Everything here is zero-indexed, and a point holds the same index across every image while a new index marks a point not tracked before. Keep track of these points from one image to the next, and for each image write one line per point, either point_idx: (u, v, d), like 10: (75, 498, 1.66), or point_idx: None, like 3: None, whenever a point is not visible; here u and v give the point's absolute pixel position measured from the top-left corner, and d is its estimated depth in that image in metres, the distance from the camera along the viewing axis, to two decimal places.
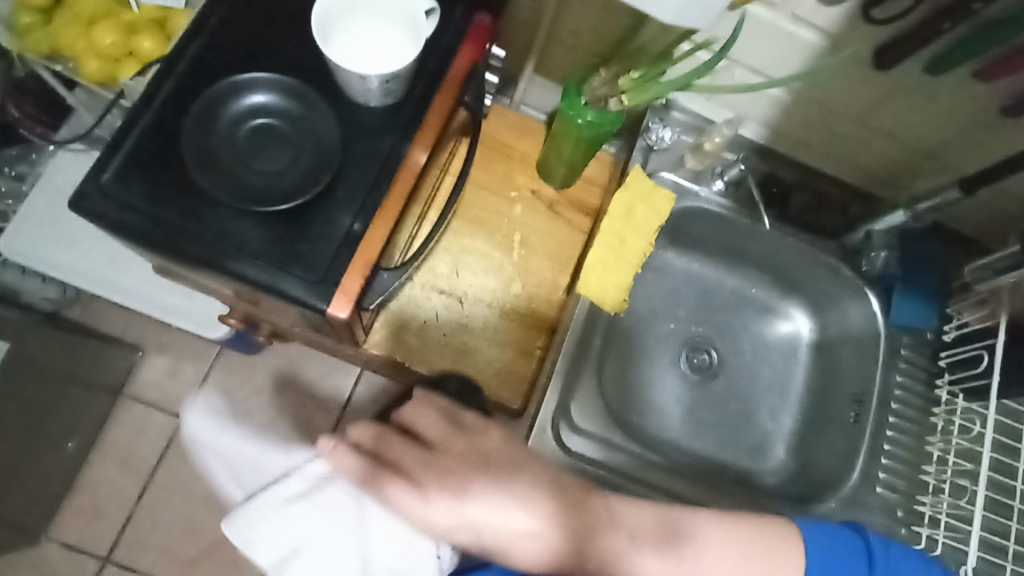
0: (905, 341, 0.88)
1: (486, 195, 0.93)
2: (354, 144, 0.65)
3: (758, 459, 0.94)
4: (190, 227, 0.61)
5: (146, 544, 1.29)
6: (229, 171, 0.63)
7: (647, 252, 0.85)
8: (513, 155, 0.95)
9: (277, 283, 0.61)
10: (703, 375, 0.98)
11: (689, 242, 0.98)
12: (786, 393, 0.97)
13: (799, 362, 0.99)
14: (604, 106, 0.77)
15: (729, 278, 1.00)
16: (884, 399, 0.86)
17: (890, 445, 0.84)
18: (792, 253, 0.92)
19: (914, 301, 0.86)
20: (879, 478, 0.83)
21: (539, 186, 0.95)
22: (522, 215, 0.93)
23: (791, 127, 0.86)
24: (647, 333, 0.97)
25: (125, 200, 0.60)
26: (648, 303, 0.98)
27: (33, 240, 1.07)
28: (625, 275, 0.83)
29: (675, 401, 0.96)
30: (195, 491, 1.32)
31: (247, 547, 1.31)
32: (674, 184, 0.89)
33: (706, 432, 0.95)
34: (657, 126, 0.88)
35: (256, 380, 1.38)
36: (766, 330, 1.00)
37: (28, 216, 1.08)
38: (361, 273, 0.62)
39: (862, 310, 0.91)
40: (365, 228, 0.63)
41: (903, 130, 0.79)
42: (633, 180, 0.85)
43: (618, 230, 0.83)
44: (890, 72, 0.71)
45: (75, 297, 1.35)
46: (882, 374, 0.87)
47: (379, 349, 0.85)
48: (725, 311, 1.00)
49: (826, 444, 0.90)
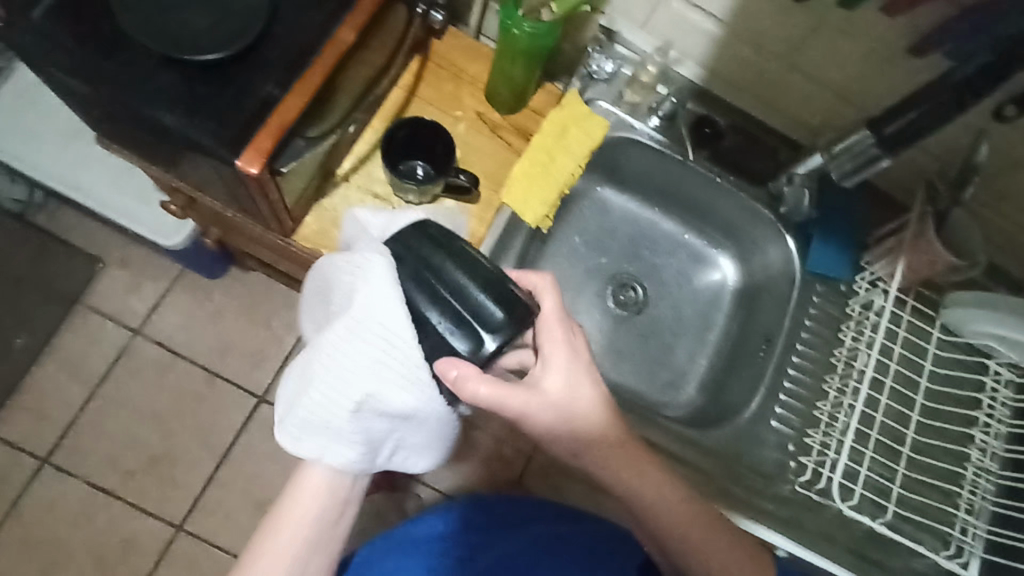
0: (819, 288, 0.91)
1: (431, 109, 0.95)
2: (281, 14, 0.67)
3: (670, 393, 0.97)
4: (113, 71, 0.63)
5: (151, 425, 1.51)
6: (156, 16, 0.63)
7: (577, 173, 0.88)
8: (462, 77, 0.97)
9: (192, 131, 0.63)
10: (629, 311, 1.00)
11: (627, 181, 1.00)
12: (706, 334, 1.00)
13: (721, 307, 1.01)
14: (538, 16, 0.83)
15: (661, 220, 1.03)
16: (791, 340, 0.90)
17: (791, 383, 0.88)
18: (717, 195, 0.95)
19: (829, 248, 0.90)
20: (776, 412, 0.87)
21: (484, 110, 0.97)
22: (464, 133, 0.95)
23: (725, 67, 0.87)
24: (575, 266, 1.00)
25: (53, 38, 0.62)
26: (580, 235, 1.01)
27: (23, 140, 1.23)
28: (550, 192, 0.85)
29: (596, 330, 0.99)
30: (185, 388, 1.54)
31: (250, 426, 1.54)
32: (613, 115, 0.92)
33: (626, 364, 0.98)
34: (598, 55, 0.90)
35: (231, 305, 1.60)
36: (693, 274, 1.03)
37: (15, 117, 1.24)
38: (275, 132, 0.64)
39: (781, 252, 0.94)
40: (283, 93, 0.65)
41: (822, 71, 0.79)
42: (569, 102, 0.88)
43: (549, 147, 0.86)
44: (807, 6, 0.72)
45: (44, 203, 1.54)
46: (793, 316, 0.90)
47: (308, 242, 0.88)
48: (658, 251, 1.03)
49: (736, 381, 0.93)
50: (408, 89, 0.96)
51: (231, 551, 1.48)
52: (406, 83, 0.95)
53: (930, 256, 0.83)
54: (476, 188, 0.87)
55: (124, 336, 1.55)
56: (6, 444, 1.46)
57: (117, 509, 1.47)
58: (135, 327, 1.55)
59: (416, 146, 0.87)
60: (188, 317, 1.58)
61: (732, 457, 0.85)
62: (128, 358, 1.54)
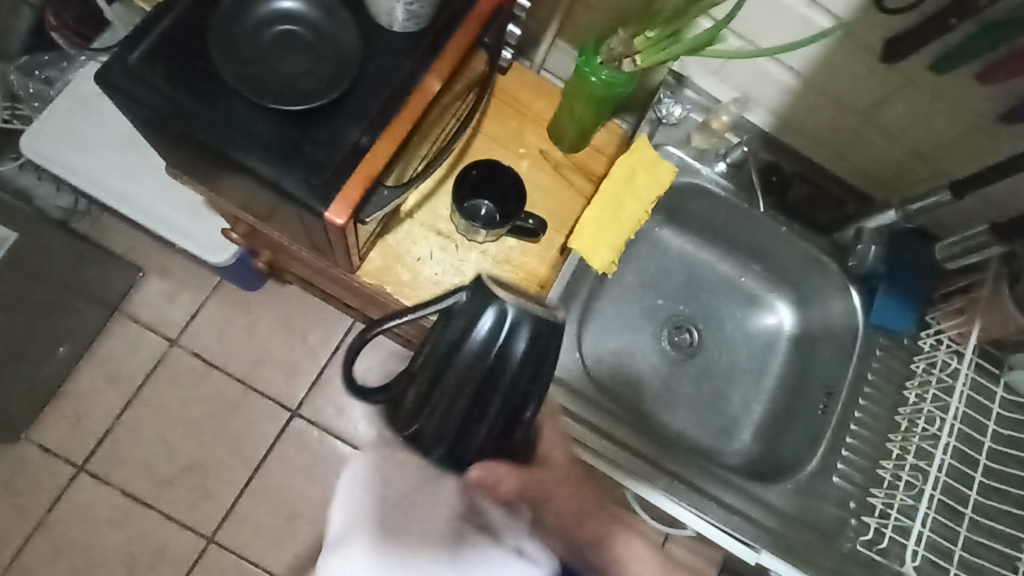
0: (882, 341, 0.90)
1: (495, 146, 0.95)
2: (372, 61, 0.67)
3: (725, 440, 0.96)
4: (207, 116, 0.63)
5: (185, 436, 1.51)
6: (250, 64, 0.64)
7: (642, 220, 0.88)
8: (525, 114, 0.97)
9: (283, 180, 0.63)
10: (683, 354, 1.00)
11: (687, 223, 1.00)
12: (761, 380, 0.99)
13: (777, 353, 1.00)
14: (619, 66, 0.79)
15: (719, 262, 1.02)
16: (853, 393, 0.89)
17: (853, 438, 0.87)
18: (781, 243, 0.94)
19: (893, 303, 0.88)
20: (838, 468, 0.86)
21: (547, 147, 0.96)
22: (527, 171, 0.95)
23: (798, 118, 0.87)
24: (632, 306, 1.00)
25: (148, 82, 0.62)
26: (637, 276, 1.01)
27: (71, 149, 1.20)
28: (618, 238, 0.85)
29: (650, 372, 0.98)
30: (219, 400, 1.54)
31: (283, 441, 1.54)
32: (680, 159, 0.91)
33: (680, 408, 0.97)
34: (668, 100, 0.90)
35: (265, 317, 1.59)
36: (749, 318, 1.02)
37: (63, 125, 1.21)
38: (362, 183, 0.64)
39: (843, 305, 0.93)
40: (371, 143, 0.65)
41: (902, 131, 0.79)
42: (639, 147, 0.87)
43: (618, 193, 0.86)
44: (895, 67, 0.72)
45: (87, 210, 1.54)
46: (856, 369, 0.90)
47: (371, 277, 0.88)
48: (714, 293, 1.02)
49: (794, 431, 0.93)
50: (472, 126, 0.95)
51: (262, 565, 1.48)
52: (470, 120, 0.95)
53: (1000, 318, 0.82)
54: (544, 231, 0.88)
55: (161, 346, 1.55)
56: (43, 450, 1.46)
57: (150, 520, 1.47)
58: (172, 338, 1.55)
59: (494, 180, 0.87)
60: (225, 329, 1.57)
61: (793, 513, 0.84)
62: (165, 369, 1.53)
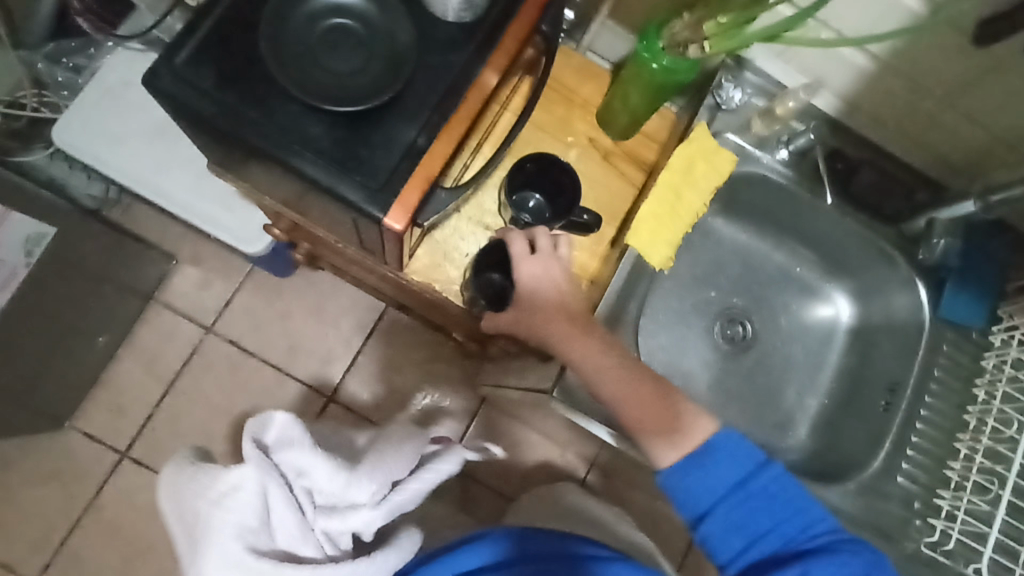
0: (949, 336, 0.86)
1: (543, 136, 0.92)
2: (427, 54, 0.64)
3: (779, 435, 0.94)
4: (259, 120, 0.60)
5: (222, 422, 1.51)
6: (302, 64, 0.61)
7: (700, 212, 0.85)
8: (573, 100, 0.93)
9: (339, 185, 0.60)
10: (736, 347, 0.97)
11: (742, 213, 0.96)
12: (816, 374, 0.96)
13: (834, 346, 0.97)
14: (683, 52, 0.74)
15: (773, 253, 0.99)
16: (918, 390, 0.85)
17: (917, 437, 0.84)
18: (843, 233, 0.90)
19: (964, 296, 0.84)
20: (901, 468, 0.83)
21: (597, 135, 0.92)
22: (576, 162, 0.91)
23: (868, 101, 0.83)
24: (685, 299, 0.97)
25: (197, 84, 0.59)
26: (690, 269, 0.98)
27: (102, 138, 1.18)
28: (675, 232, 0.82)
29: (702, 366, 0.96)
30: (253, 387, 1.53)
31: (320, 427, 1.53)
32: (737, 147, 0.87)
33: (732, 403, 0.95)
34: (729, 84, 0.86)
35: (296, 303, 1.57)
36: (804, 310, 0.98)
37: (94, 114, 1.19)
38: (421, 186, 0.61)
39: (907, 300, 0.89)
40: (429, 143, 0.62)
41: (987, 116, 0.76)
42: (698, 136, 0.83)
43: (676, 185, 0.82)
44: (987, 48, 0.67)
45: (117, 199, 1.52)
46: (921, 365, 0.86)
47: (419, 275, 0.85)
48: (768, 284, 0.99)
49: (852, 428, 0.90)
50: None
51: None
52: None
53: None
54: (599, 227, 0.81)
55: (196, 333, 1.54)
56: (85, 437, 1.47)
57: None
58: (207, 325, 1.55)
59: (547, 172, 0.83)
60: (258, 317, 1.56)
61: (855, 514, 0.82)
62: (202, 356, 1.53)
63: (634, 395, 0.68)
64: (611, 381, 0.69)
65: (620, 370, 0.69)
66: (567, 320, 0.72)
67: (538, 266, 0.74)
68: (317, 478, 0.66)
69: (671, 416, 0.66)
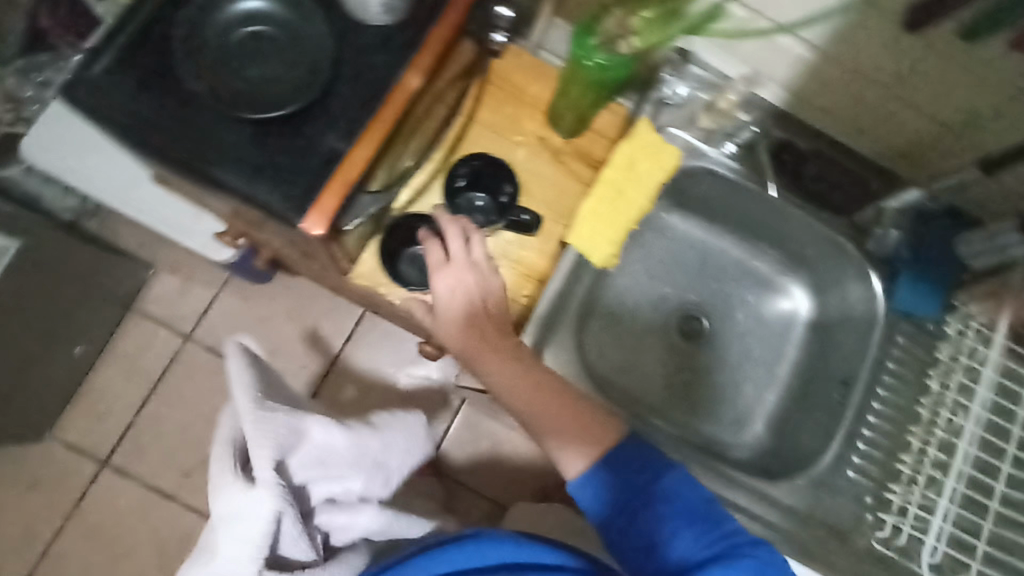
0: (903, 328, 0.85)
1: (491, 135, 0.90)
2: (347, 58, 0.64)
3: (735, 432, 0.93)
4: (175, 130, 0.60)
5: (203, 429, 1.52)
6: (218, 73, 0.62)
7: (644, 209, 0.83)
8: (522, 99, 0.92)
9: (255, 193, 0.60)
10: (691, 343, 0.96)
11: (696, 208, 0.95)
12: (774, 369, 0.95)
13: (792, 341, 0.96)
14: (614, 47, 0.73)
15: (728, 249, 0.98)
16: (870, 384, 0.84)
17: (870, 431, 0.83)
18: (794, 227, 0.89)
19: (917, 286, 0.84)
20: (853, 462, 0.83)
21: (545, 134, 0.92)
22: (524, 161, 0.91)
23: (812, 91, 0.82)
24: (638, 296, 0.96)
25: (114, 95, 0.60)
26: (644, 266, 0.97)
27: None
28: (618, 231, 0.81)
29: (656, 363, 0.95)
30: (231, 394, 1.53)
31: None
32: (684, 142, 0.87)
33: (687, 400, 0.94)
34: (672, 79, 0.85)
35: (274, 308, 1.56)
36: (762, 305, 0.98)
37: None
38: (338, 193, 0.61)
39: (862, 291, 0.88)
40: (349, 148, 0.62)
41: (930, 104, 0.74)
42: (639, 133, 0.82)
43: (618, 183, 0.81)
44: (921, 36, 0.66)
45: (94, 210, 1.54)
46: (874, 358, 0.85)
47: (364, 279, 0.85)
48: (725, 279, 0.98)
49: (807, 423, 0.89)
50: (468, 116, 0.91)
51: None
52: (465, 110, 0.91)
53: None
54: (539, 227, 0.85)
55: (176, 342, 1.55)
56: (66, 447, 1.49)
57: (172, 511, 1.48)
58: (186, 333, 1.55)
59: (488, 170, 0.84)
60: (236, 324, 1.56)
61: (804, 510, 0.81)
62: (181, 364, 1.54)
63: (540, 409, 0.67)
64: (532, 403, 0.68)
65: (527, 379, 0.68)
66: (493, 331, 0.71)
67: (451, 275, 0.71)
68: (336, 465, 0.73)
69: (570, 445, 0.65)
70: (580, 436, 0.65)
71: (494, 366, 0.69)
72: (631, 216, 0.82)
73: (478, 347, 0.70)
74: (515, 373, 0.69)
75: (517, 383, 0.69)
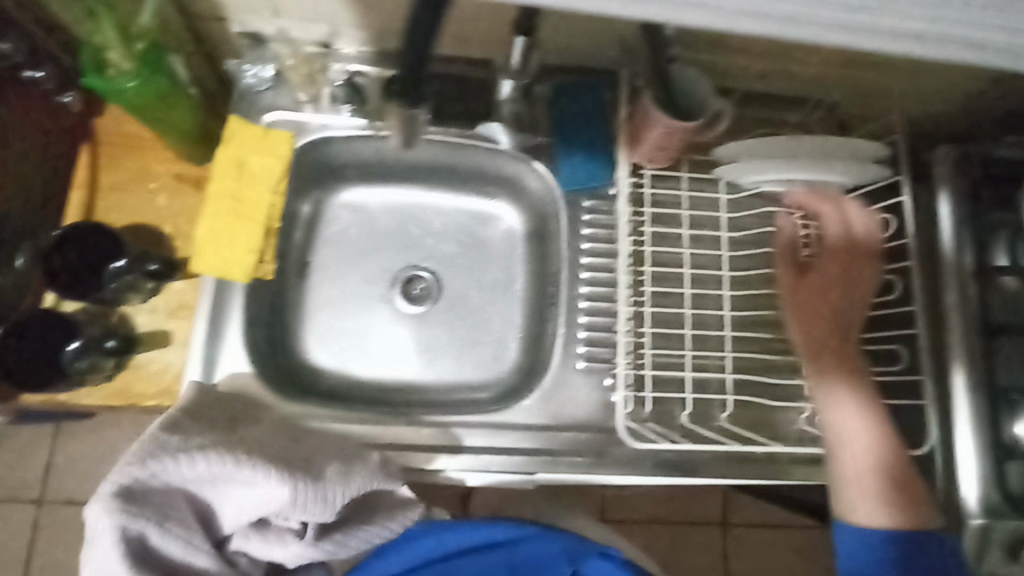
0: (585, 200, 0.84)
1: (120, 195, 0.85)
2: None
3: (495, 367, 0.90)
4: None
5: None
6: None
7: (277, 202, 0.79)
8: (141, 144, 0.86)
9: None
10: (423, 303, 0.92)
11: (367, 172, 0.91)
12: (511, 290, 0.92)
13: (517, 255, 0.93)
14: (116, 65, 0.68)
15: (424, 196, 0.94)
16: (572, 272, 0.83)
17: (586, 315, 0.82)
18: (451, 153, 0.87)
19: (579, 158, 0.81)
20: (579, 352, 0.81)
21: (180, 167, 0.86)
22: (166, 204, 0.85)
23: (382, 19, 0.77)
24: (352, 280, 0.91)
25: None
26: (343, 249, 0.92)
27: None
28: (252, 236, 0.76)
29: (394, 337, 0.90)
30: None
31: None
32: (292, 122, 0.82)
33: (439, 359, 0.90)
34: (248, 67, 0.80)
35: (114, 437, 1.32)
36: (480, 233, 0.94)
37: None
38: None
39: (536, 179, 0.87)
40: None
41: None
42: (235, 131, 0.77)
43: (231, 190, 0.76)
44: None
45: None
46: (568, 244, 0.84)
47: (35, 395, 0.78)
48: (434, 224, 0.94)
49: (546, 331, 0.87)
50: (88, 185, 0.84)
51: None
52: (83, 181, 0.84)
53: (665, 129, 0.72)
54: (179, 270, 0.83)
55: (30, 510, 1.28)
56: None
57: None
58: (37, 497, 1.29)
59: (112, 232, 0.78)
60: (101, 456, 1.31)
61: (549, 422, 0.79)
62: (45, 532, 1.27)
63: (863, 468, 0.70)
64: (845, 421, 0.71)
65: (823, 318, 0.74)
66: (840, 364, 0.72)
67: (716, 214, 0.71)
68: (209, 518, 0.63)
69: (857, 440, 0.70)
70: (880, 507, 0.69)
71: (861, 423, 0.70)
72: (261, 217, 0.77)
73: (837, 396, 0.71)
74: (861, 407, 0.71)
75: (864, 382, 0.72)
